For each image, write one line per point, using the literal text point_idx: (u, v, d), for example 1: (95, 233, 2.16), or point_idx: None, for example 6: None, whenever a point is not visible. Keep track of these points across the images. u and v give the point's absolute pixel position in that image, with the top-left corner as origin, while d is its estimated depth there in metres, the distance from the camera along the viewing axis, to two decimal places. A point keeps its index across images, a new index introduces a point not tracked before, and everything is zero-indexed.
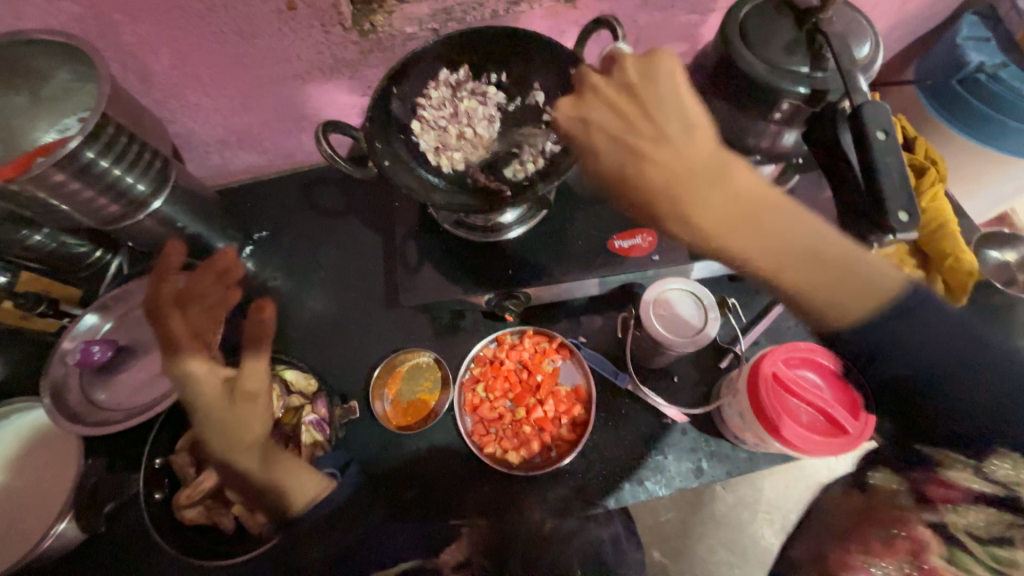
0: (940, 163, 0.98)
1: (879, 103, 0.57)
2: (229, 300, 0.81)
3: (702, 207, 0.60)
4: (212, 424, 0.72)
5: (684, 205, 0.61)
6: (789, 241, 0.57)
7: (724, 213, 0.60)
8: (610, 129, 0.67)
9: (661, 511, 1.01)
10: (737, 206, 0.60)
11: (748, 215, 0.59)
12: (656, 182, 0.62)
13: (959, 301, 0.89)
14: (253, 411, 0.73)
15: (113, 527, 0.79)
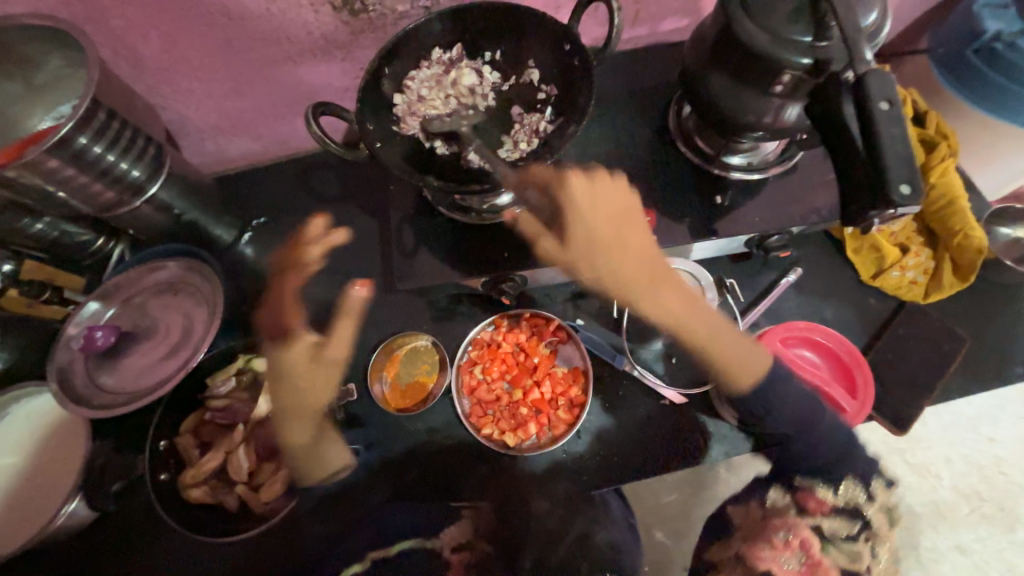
0: (951, 138, 0.95)
1: (884, 72, 0.54)
2: (320, 245, 0.91)
3: (652, 304, 0.75)
4: (274, 390, 0.76)
5: (639, 305, 0.75)
6: (697, 328, 0.74)
7: (667, 308, 0.75)
8: (599, 230, 0.75)
9: (662, 495, 1.02)
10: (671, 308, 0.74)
11: (675, 305, 0.75)
12: (625, 283, 0.75)
13: (967, 279, 0.87)
14: (327, 375, 0.77)
15: (122, 506, 0.81)
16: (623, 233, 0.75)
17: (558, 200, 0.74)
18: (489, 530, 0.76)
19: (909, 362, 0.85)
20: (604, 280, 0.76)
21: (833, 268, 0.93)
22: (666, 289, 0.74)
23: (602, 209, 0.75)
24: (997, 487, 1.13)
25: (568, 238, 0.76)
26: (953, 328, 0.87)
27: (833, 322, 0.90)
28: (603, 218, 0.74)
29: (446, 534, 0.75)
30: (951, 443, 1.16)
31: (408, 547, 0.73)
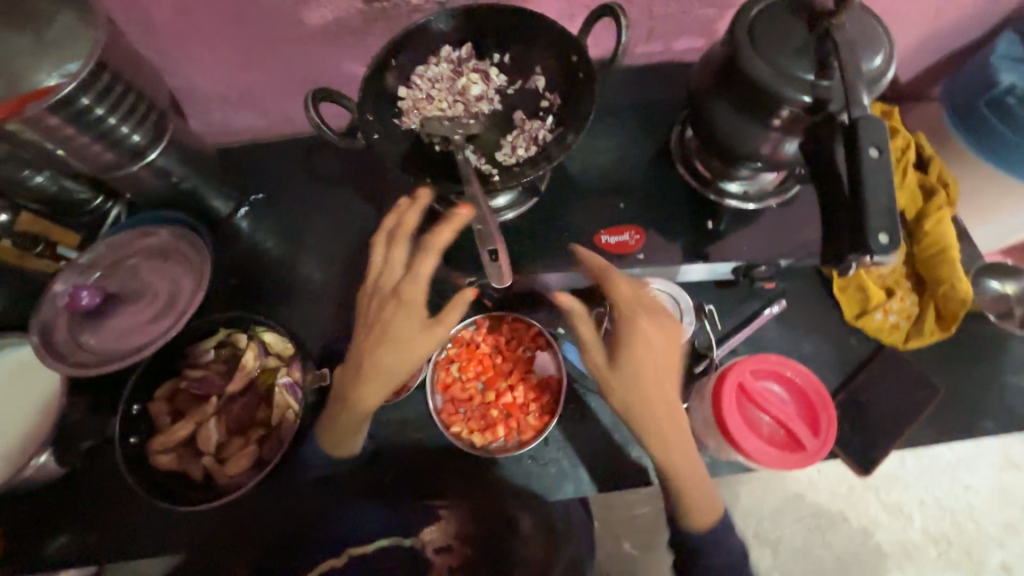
0: (952, 188, 0.95)
1: (876, 118, 0.55)
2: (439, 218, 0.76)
3: (662, 437, 0.74)
4: (386, 332, 0.75)
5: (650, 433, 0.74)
6: (680, 464, 0.74)
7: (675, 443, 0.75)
8: (650, 361, 0.74)
9: (635, 506, 1.19)
10: (680, 442, 0.75)
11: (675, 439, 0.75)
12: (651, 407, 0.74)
13: (950, 328, 0.87)
14: (413, 351, 0.75)
15: (90, 465, 0.82)
16: (664, 378, 0.75)
17: (622, 324, 0.74)
18: (462, 533, 0.86)
19: (880, 405, 0.86)
20: (636, 410, 0.73)
21: (818, 303, 0.93)
22: (672, 429, 0.74)
23: (659, 357, 0.74)
24: (967, 534, 1.20)
25: (621, 364, 0.74)
26: (928, 375, 0.87)
27: (812, 358, 0.90)
28: (657, 365, 0.74)
29: (426, 533, 0.83)
30: (926, 487, 1.22)
31: (388, 542, 0.81)
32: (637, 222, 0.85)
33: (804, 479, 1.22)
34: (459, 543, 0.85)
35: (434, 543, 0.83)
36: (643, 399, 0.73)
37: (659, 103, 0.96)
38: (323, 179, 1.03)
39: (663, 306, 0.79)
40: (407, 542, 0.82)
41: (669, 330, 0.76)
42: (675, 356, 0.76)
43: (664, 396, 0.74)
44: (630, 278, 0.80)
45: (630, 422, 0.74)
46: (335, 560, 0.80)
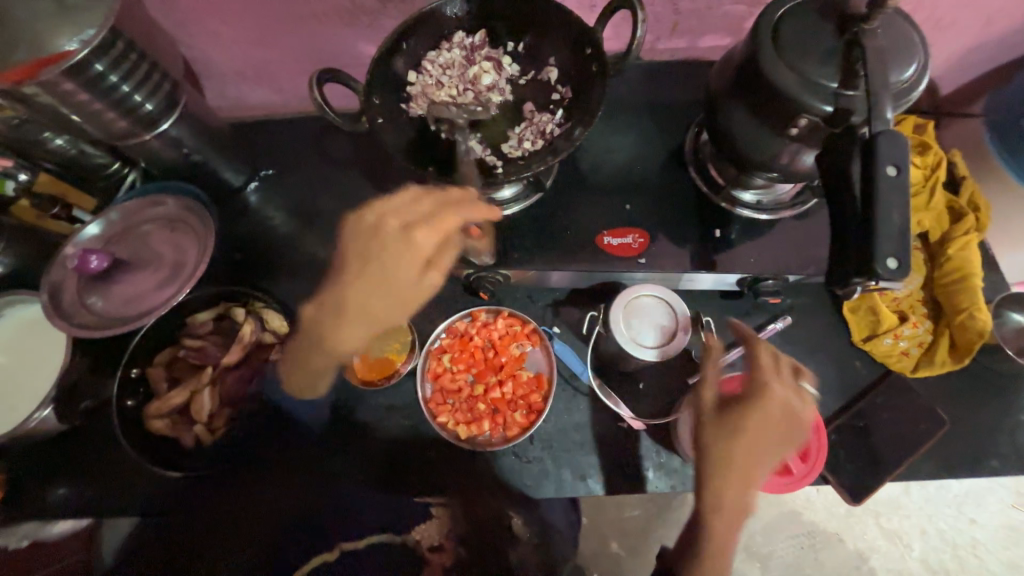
0: (983, 212, 0.90)
1: (897, 134, 0.51)
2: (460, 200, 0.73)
3: (726, 495, 0.65)
4: (384, 273, 0.74)
5: (721, 480, 0.65)
6: (722, 532, 0.65)
7: (733, 513, 0.65)
8: (770, 428, 0.66)
9: (626, 509, 1.18)
10: (738, 512, 0.65)
11: (735, 511, 0.65)
12: (740, 460, 0.65)
13: (963, 360, 0.83)
14: (404, 298, 0.77)
15: (94, 421, 0.86)
16: (767, 452, 0.66)
17: (763, 382, 0.68)
18: (458, 535, 0.85)
19: (879, 434, 0.83)
20: (722, 467, 0.65)
21: (823, 322, 0.90)
22: (744, 496, 0.65)
23: (767, 440, 0.66)
24: (966, 569, 1.16)
25: (731, 418, 0.67)
26: (933, 407, 0.84)
27: (812, 378, 0.87)
28: (762, 444, 0.66)
29: (418, 533, 0.85)
30: (928, 517, 1.19)
31: (380, 538, 0.84)
32: (643, 225, 0.83)
33: (802, 498, 1.20)
34: (453, 543, 0.85)
35: (427, 542, 0.85)
36: (733, 463, 0.65)
37: (677, 103, 0.93)
38: (332, 160, 1.03)
39: (805, 400, 0.71)
40: (399, 539, 0.85)
41: (794, 425, 0.67)
42: (779, 452, 0.67)
43: (756, 465, 0.66)
44: (782, 357, 0.73)
45: (703, 474, 0.66)
46: (326, 554, 0.83)
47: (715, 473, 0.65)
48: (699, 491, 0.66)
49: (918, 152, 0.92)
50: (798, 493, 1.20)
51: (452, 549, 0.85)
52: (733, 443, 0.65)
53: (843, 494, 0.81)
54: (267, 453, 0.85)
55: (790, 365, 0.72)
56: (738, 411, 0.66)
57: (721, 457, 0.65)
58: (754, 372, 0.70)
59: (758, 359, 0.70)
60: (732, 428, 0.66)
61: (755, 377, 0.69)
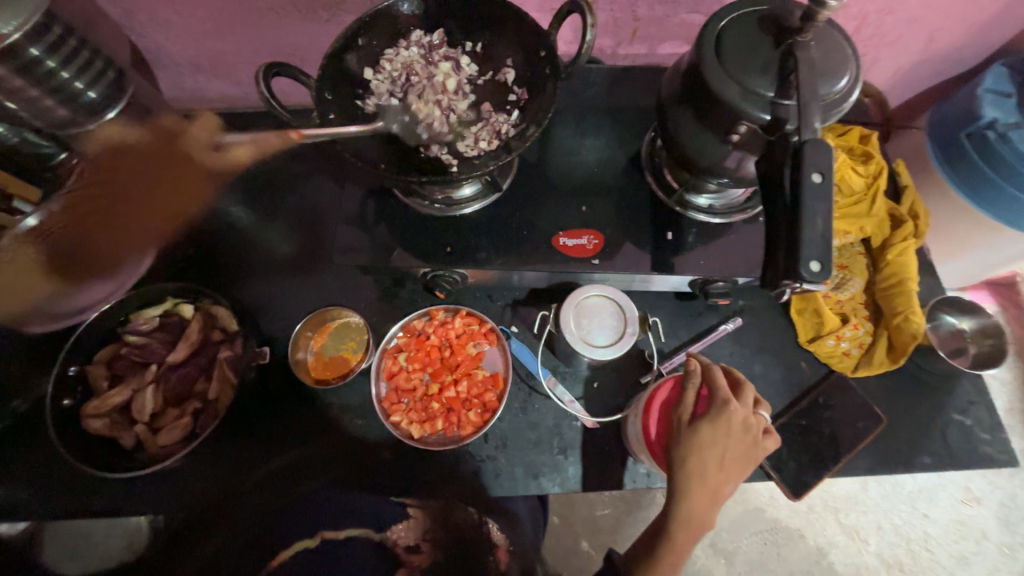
0: (922, 220, 0.94)
1: (823, 143, 0.54)
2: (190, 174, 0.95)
3: (688, 513, 0.64)
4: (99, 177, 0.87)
5: (685, 499, 0.64)
6: (682, 546, 0.65)
7: (695, 530, 0.65)
8: (732, 446, 0.65)
9: (597, 507, 1.20)
10: (698, 529, 0.65)
11: (697, 527, 0.65)
12: (704, 479, 0.64)
13: (900, 361, 0.87)
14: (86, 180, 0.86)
15: (33, 414, 0.83)
16: (730, 473, 0.65)
17: (727, 402, 0.66)
18: (437, 538, 0.77)
19: (821, 432, 0.86)
20: (692, 482, 0.64)
21: (771, 324, 0.93)
22: (705, 514, 0.65)
23: (732, 458, 0.65)
24: (919, 562, 1.21)
25: (703, 433, 0.65)
26: (872, 406, 0.87)
27: (760, 378, 0.90)
28: (729, 461, 0.65)
29: (396, 532, 0.76)
30: (884, 512, 1.24)
31: (357, 533, 0.75)
32: (598, 227, 0.84)
33: (765, 494, 1.24)
34: (431, 545, 0.76)
35: (405, 542, 0.76)
36: (702, 477, 0.64)
37: (637, 108, 0.95)
38: (293, 156, 1.01)
39: (768, 423, 0.70)
40: (376, 537, 0.75)
41: (755, 444, 0.67)
42: (743, 471, 0.66)
43: (718, 484, 0.65)
44: (744, 380, 0.72)
45: (675, 489, 0.65)
46: (307, 540, 0.73)
47: (679, 490, 0.65)
48: (670, 503, 0.65)
49: (862, 162, 0.96)
50: (761, 489, 1.24)
51: (430, 553, 0.76)
52: (696, 460, 0.64)
53: (785, 490, 0.83)
54: (213, 454, 0.82)
55: (749, 385, 0.71)
56: (707, 426, 0.65)
57: (685, 474, 0.64)
58: (716, 390, 0.68)
59: (720, 375, 0.70)
60: (699, 444, 0.65)
61: (718, 396, 0.67)
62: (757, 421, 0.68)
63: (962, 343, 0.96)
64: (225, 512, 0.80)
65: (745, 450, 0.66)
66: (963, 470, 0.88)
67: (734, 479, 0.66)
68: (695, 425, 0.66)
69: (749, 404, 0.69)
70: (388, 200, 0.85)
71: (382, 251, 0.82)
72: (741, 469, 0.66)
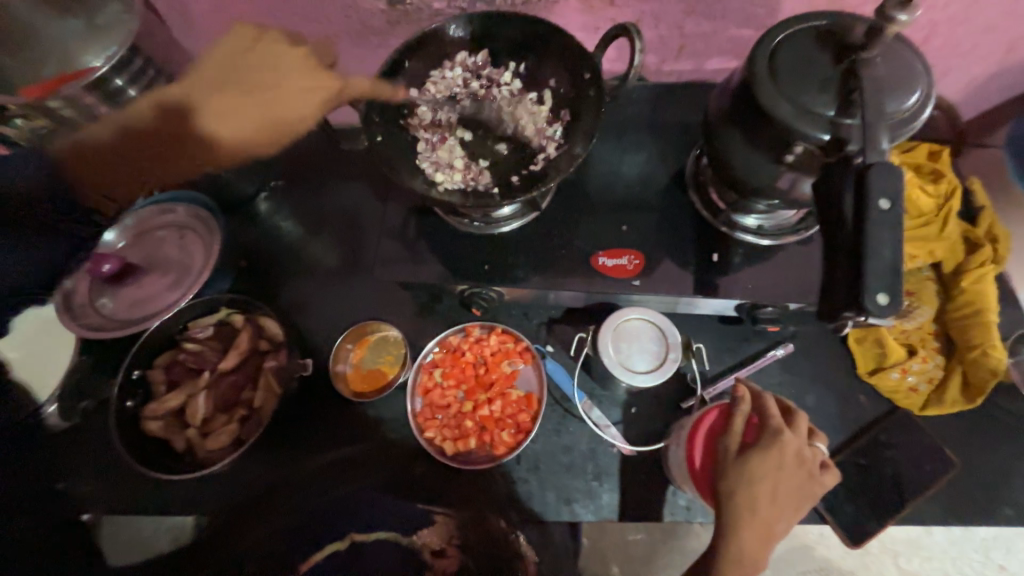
0: (1002, 244, 0.86)
1: (892, 166, 0.50)
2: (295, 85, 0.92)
3: (737, 554, 0.60)
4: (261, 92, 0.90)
5: (733, 537, 0.60)
6: None
7: (745, 573, 0.60)
8: (785, 481, 0.61)
9: (629, 533, 1.15)
10: (748, 570, 0.60)
11: (747, 569, 0.60)
12: (754, 515, 0.60)
13: (976, 399, 0.80)
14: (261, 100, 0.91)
15: (97, 415, 0.89)
16: (783, 510, 0.61)
17: (779, 432, 0.62)
18: (465, 544, 0.81)
19: (882, 474, 0.79)
20: (742, 519, 0.60)
21: (825, 353, 0.87)
22: (756, 555, 0.60)
23: (785, 493, 0.61)
24: None
25: (753, 465, 0.61)
26: (941, 448, 0.80)
27: (812, 411, 0.85)
28: (781, 497, 0.60)
29: (422, 537, 0.82)
30: (954, 562, 1.12)
31: (386, 535, 0.82)
32: (639, 246, 0.81)
33: (815, 532, 1.15)
34: (457, 550, 0.81)
35: (432, 546, 0.82)
36: (753, 514, 0.60)
37: (682, 125, 0.92)
38: (342, 172, 1.06)
39: (824, 458, 0.65)
40: (403, 541, 0.82)
41: (812, 478, 0.62)
42: (798, 508, 0.62)
43: (770, 522, 0.60)
44: (796, 411, 0.67)
45: (723, 526, 0.61)
46: (339, 542, 0.82)
47: (726, 528, 0.60)
48: (717, 540, 0.61)
49: (931, 180, 0.89)
50: (810, 526, 1.15)
51: (455, 556, 0.81)
52: (747, 495, 0.60)
53: (841, 536, 0.77)
54: (255, 459, 0.85)
55: (802, 414, 0.66)
56: (757, 458, 0.61)
57: (734, 510, 0.60)
58: (767, 420, 0.64)
59: (770, 404, 0.66)
60: (749, 478, 0.61)
61: (769, 426, 0.63)
62: (812, 453, 0.63)
63: None
64: (261, 514, 0.83)
65: (800, 486, 0.61)
66: None
67: (787, 517, 0.61)
68: (744, 457, 0.62)
69: (803, 436, 0.64)
70: (428, 216, 0.86)
71: (422, 266, 0.83)
72: (795, 505, 0.62)
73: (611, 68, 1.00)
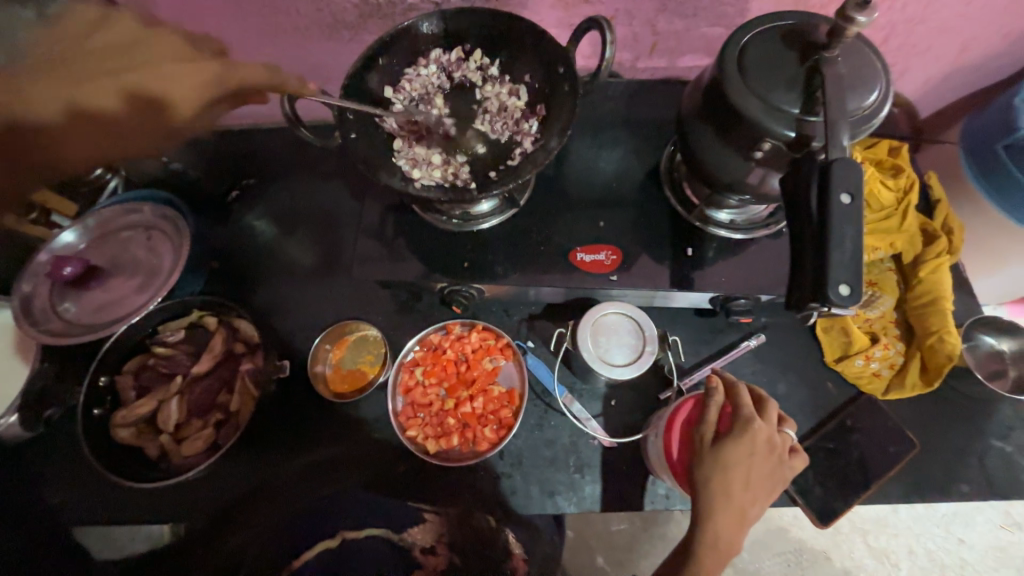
0: (956, 235, 0.91)
1: (853, 162, 0.52)
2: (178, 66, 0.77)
3: (713, 538, 0.62)
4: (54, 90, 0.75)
5: (709, 522, 0.62)
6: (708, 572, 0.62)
7: (721, 556, 0.63)
8: (757, 466, 0.63)
9: (612, 523, 1.17)
10: (723, 553, 0.63)
11: (722, 552, 0.62)
12: (728, 501, 0.62)
13: (934, 383, 0.84)
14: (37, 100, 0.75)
15: (63, 425, 0.85)
16: (755, 494, 0.63)
17: (750, 420, 0.64)
18: (453, 542, 0.78)
19: (850, 456, 0.83)
20: (717, 505, 0.62)
21: (796, 342, 0.91)
22: (730, 538, 0.63)
23: (757, 478, 0.63)
24: None
25: (726, 453, 0.63)
26: (902, 430, 0.84)
27: (784, 399, 0.88)
28: (754, 482, 0.63)
29: (412, 534, 0.78)
30: (916, 536, 1.18)
31: (376, 533, 0.77)
32: (617, 242, 0.82)
33: (788, 514, 1.20)
34: (446, 548, 0.78)
35: (421, 544, 0.78)
36: (728, 499, 0.62)
37: (656, 121, 0.94)
38: (317, 169, 1.04)
39: (793, 443, 0.68)
40: (393, 539, 0.78)
41: (782, 463, 0.64)
42: (769, 492, 0.64)
43: (743, 506, 0.63)
44: (767, 398, 0.70)
45: (699, 512, 0.63)
46: (329, 541, 0.77)
47: (702, 514, 0.63)
48: (693, 526, 0.63)
49: (891, 175, 0.93)
50: (784, 509, 1.19)
51: (445, 554, 0.78)
52: (721, 482, 0.62)
53: (811, 516, 0.80)
54: (233, 464, 0.84)
55: (773, 402, 0.69)
56: (731, 446, 0.63)
57: (709, 496, 0.62)
58: (740, 409, 0.66)
59: (742, 393, 0.68)
60: (723, 465, 0.63)
61: (742, 415, 0.65)
62: (782, 439, 0.66)
63: (1001, 365, 0.90)
64: (241, 520, 0.81)
65: (771, 470, 0.64)
66: (1002, 499, 0.84)
67: (759, 500, 0.64)
68: (718, 445, 0.64)
69: (773, 422, 0.67)
70: (406, 214, 0.86)
71: (401, 264, 0.82)
72: (767, 490, 0.64)
73: (587, 64, 1.01)
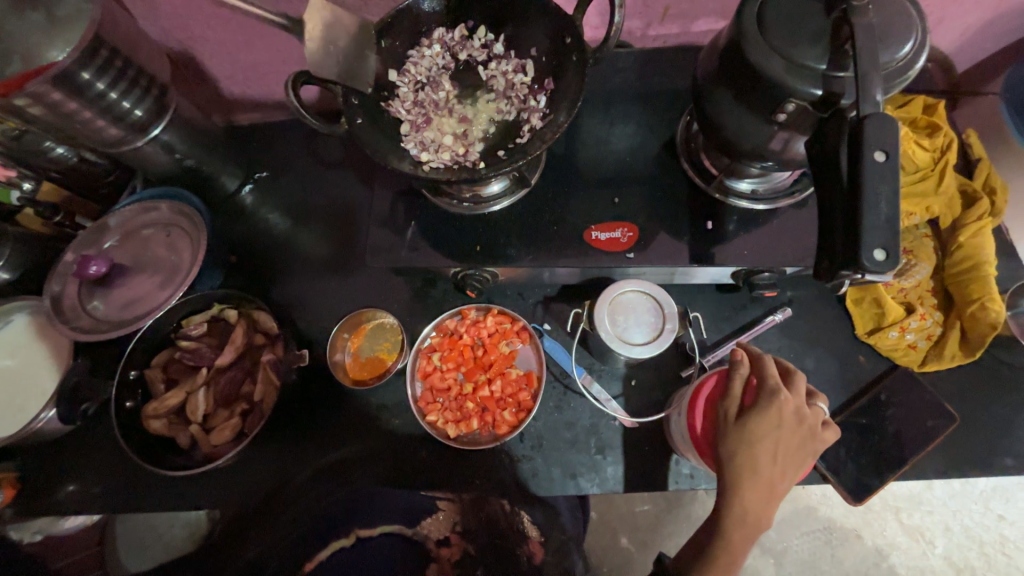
0: (998, 195, 0.86)
1: (887, 117, 0.48)
2: None
3: (738, 515, 0.60)
4: None
5: (735, 500, 0.60)
6: (736, 547, 0.61)
7: (748, 533, 0.61)
8: (783, 441, 0.61)
9: (636, 504, 1.16)
10: (751, 529, 0.61)
11: (750, 527, 0.61)
12: (754, 476, 0.60)
13: (977, 352, 0.79)
14: None
15: (97, 419, 0.88)
16: (783, 469, 0.61)
17: (774, 393, 0.62)
18: (466, 529, 0.83)
19: (884, 431, 0.80)
20: (743, 480, 0.60)
21: (822, 315, 0.87)
22: (758, 515, 0.61)
23: (785, 452, 0.61)
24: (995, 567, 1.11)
25: (751, 427, 0.61)
26: (942, 402, 0.80)
27: (812, 374, 0.85)
28: (781, 456, 0.61)
29: (426, 526, 0.84)
30: (954, 513, 1.14)
31: (390, 530, 0.82)
32: (633, 219, 0.80)
33: (818, 493, 1.17)
34: (460, 537, 0.83)
35: (435, 536, 0.84)
36: (754, 474, 0.60)
37: (670, 91, 0.90)
38: (325, 161, 1.04)
39: (823, 416, 0.65)
40: (408, 532, 0.83)
41: (812, 436, 0.62)
42: (799, 466, 0.62)
43: (770, 482, 0.61)
44: (795, 372, 0.67)
45: (725, 488, 0.61)
46: (342, 540, 0.82)
47: (726, 491, 0.61)
48: (720, 502, 0.62)
49: (927, 133, 0.87)
50: (813, 488, 1.16)
51: (458, 544, 0.83)
52: (746, 457, 0.60)
53: (844, 494, 0.78)
54: (259, 451, 0.86)
55: (801, 374, 0.66)
56: (755, 420, 0.61)
57: (734, 472, 0.61)
58: (763, 382, 0.63)
59: (767, 366, 0.65)
60: (747, 439, 0.61)
61: (766, 389, 0.63)
62: (811, 412, 0.63)
63: None
64: (271, 509, 0.83)
65: (799, 443, 0.61)
66: None
67: (788, 475, 0.62)
68: (742, 420, 0.62)
69: (801, 395, 0.64)
70: (416, 200, 0.85)
71: (413, 251, 0.82)
72: (796, 464, 0.61)
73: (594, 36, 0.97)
